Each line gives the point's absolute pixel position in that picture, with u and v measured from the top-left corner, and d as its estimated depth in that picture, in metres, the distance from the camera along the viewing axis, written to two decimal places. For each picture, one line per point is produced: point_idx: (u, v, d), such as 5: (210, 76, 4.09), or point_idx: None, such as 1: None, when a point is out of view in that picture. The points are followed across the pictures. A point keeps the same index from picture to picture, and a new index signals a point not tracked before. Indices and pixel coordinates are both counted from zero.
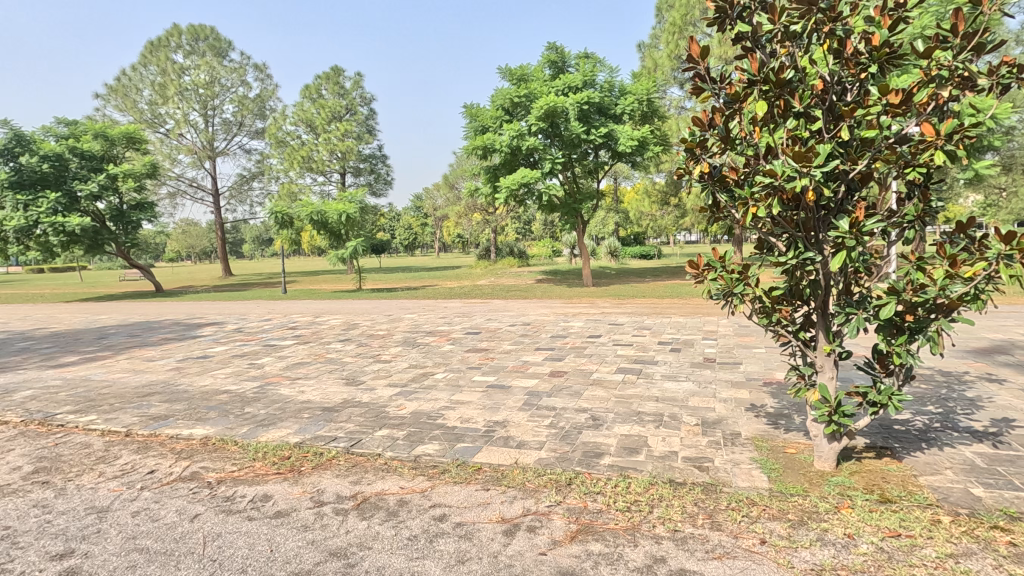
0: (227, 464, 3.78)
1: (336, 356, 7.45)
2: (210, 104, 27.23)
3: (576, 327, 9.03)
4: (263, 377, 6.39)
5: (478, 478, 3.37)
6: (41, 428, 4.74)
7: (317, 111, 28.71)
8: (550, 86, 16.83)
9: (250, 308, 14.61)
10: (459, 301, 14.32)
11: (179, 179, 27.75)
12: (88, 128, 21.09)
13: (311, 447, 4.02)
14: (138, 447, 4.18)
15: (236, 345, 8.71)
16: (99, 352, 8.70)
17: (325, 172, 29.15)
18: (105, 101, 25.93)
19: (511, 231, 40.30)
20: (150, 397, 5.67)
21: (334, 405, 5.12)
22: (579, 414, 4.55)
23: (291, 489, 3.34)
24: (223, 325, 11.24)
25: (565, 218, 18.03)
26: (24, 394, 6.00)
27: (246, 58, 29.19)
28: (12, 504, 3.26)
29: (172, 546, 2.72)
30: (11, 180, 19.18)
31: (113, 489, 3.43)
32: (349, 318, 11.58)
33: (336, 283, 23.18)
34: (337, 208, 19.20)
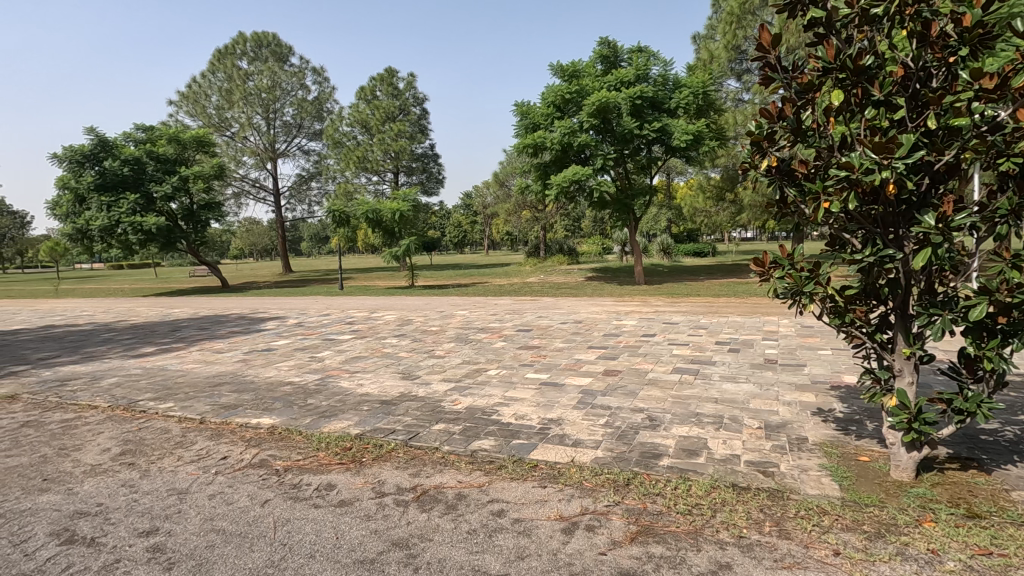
0: (293, 453, 3.94)
1: (392, 351, 7.64)
2: (272, 108, 28.44)
3: (629, 325, 8.89)
4: (324, 370, 6.64)
5: (535, 475, 3.37)
6: (126, 414, 5.10)
7: (372, 112, 29.54)
8: (602, 82, 16.65)
9: (309, 304, 15.19)
10: (509, 298, 14.38)
11: (243, 180, 29.16)
12: (163, 133, 22.51)
13: (371, 438, 4.14)
14: (212, 434, 4.42)
15: (297, 339, 9.08)
16: (173, 343, 9.27)
17: (380, 172, 29.90)
18: (178, 107, 27.60)
19: (560, 229, 40.14)
20: (220, 387, 5.99)
21: (391, 398, 5.25)
22: (635, 413, 4.48)
23: (353, 479, 3.44)
24: (285, 319, 11.75)
25: (617, 214, 17.79)
26: (110, 382, 6.48)
27: (305, 62, 30.32)
28: (103, 483, 3.52)
29: (246, 529, 2.86)
30: (96, 183, 20.73)
31: (190, 472, 3.65)
32: (403, 313, 11.87)
33: (390, 280, 23.79)
34: (392, 207, 19.69)
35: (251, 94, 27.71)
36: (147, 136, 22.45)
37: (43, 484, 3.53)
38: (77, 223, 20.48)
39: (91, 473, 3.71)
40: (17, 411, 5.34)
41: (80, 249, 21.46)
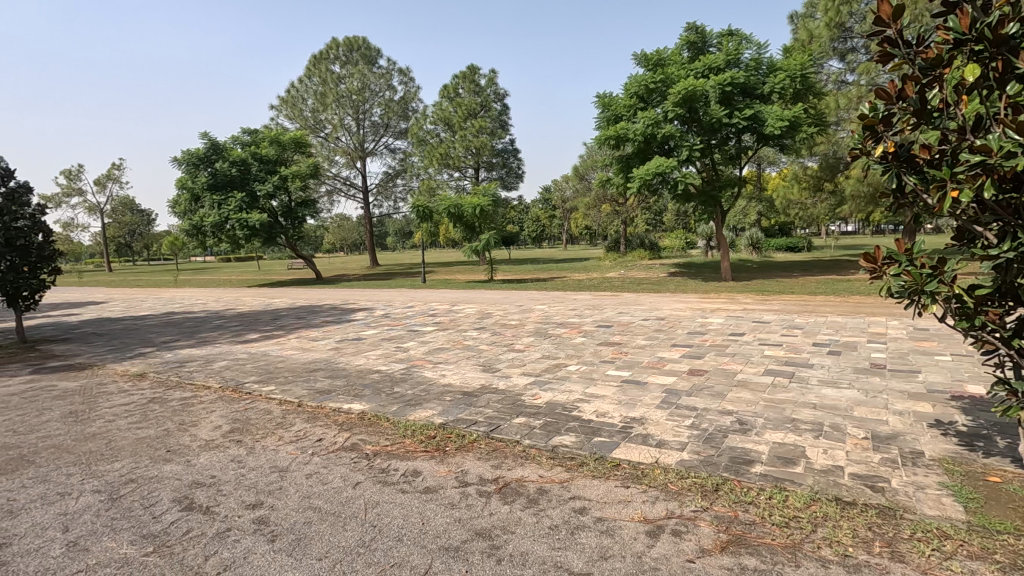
0: (382, 438, 4.12)
1: (472, 343, 7.78)
2: (361, 109, 29.87)
3: (716, 323, 8.49)
4: (409, 359, 6.89)
5: (617, 475, 3.30)
6: (235, 394, 5.58)
7: (454, 110, 30.20)
8: (689, 69, 15.98)
9: (394, 296, 15.82)
10: (589, 293, 14.23)
11: (335, 178, 30.86)
12: (265, 136, 24.29)
13: (454, 428, 4.23)
14: (308, 416, 4.73)
15: (383, 330, 9.49)
16: (274, 331, 10.01)
17: (461, 168, 30.50)
18: (279, 111, 29.66)
19: (640, 223, 39.13)
20: (315, 373, 6.38)
21: (473, 390, 5.35)
22: (723, 416, 4.26)
23: (438, 467, 3.54)
24: (373, 311, 12.32)
25: (702, 207, 17.03)
26: (221, 364, 7.11)
27: (392, 64, 31.51)
28: (215, 457, 3.85)
29: (339, 508, 3.03)
30: (209, 183, 22.77)
31: (289, 452, 3.91)
32: (483, 307, 12.07)
33: (470, 274, 24.25)
34: (472, 202, 20.03)
35: (343, 96, 29.21)
36: (252, 138, 24.33)
37: (167, 455, 3.92)
38: (193, 220, 22.59)
39: (205, 447, 4.08)
40: (146, 388, 5.98)
41: (195, 244, 23.65)
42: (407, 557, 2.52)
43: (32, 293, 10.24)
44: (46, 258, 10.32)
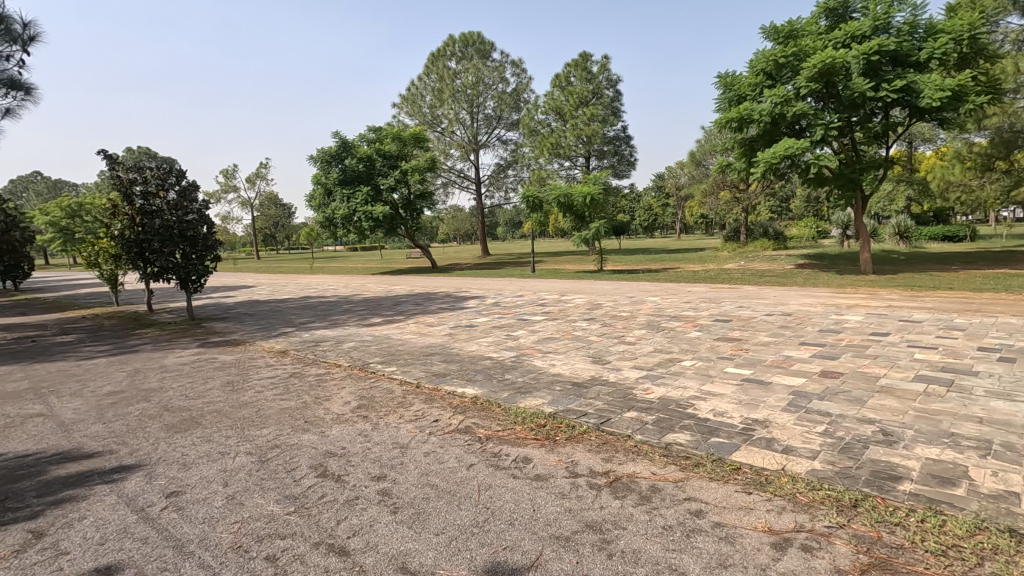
0: (494, 423, 4.24)
1: (582, 334, 7.73)
2: (475, 103, 30.73)
3: (853, 321, 7.66)
4: (519, 348, 7.00)
5: (738, 479, 3.10)
6: (361, 373, 6.04)
7: (566, 99, 29.98)
8: (827, 39, 14.43)
9: (505, 285, 16.16)
10: (705, 285, 13.50)
11: (450, 171, 32.10)
12: (388, 133, 25.88)
13: (564, 419, 4.23)
14: (425, 398, 4.99)
15: (494, 317, 9.75)
16: (395, 315, 10.70)
17: (571, 157, 30.31)
18: (400, 109, 31.41)
19: (764, 210, 36.31)
20: (431, 357, 6.71)
21: (582, 381, 5.32)
22: (863, 425, 3.83)
23: (547, 456, 3.56)
24: (484, 299, 12.69)
25: (838, 193, 15.36)
26: (349, 345, 7.74)
27: (506, 56, 31.93)
28: (346, 430, 4.21)
29: (455, 488, 3.16)
30: (340, 179, 24.78)
31: (409, 430, 4.15)
32: (593, 297, 11.94)
33: (580, 264, 24.08)
34: (582, 191, 19.79)
35: (458, 91, 30.21)
36: (377, 136, 26.06)
37: (305, 425, 4.36)
38: (326, 213, 24.72)
39: (337, 420, 4.47)
40: (287, 364, 6.68)
41: (328, 235, 25.85)
42: (518, 542, 2.57)
43: (200, 277, 11.79)
44: (210, 246, 11.84)
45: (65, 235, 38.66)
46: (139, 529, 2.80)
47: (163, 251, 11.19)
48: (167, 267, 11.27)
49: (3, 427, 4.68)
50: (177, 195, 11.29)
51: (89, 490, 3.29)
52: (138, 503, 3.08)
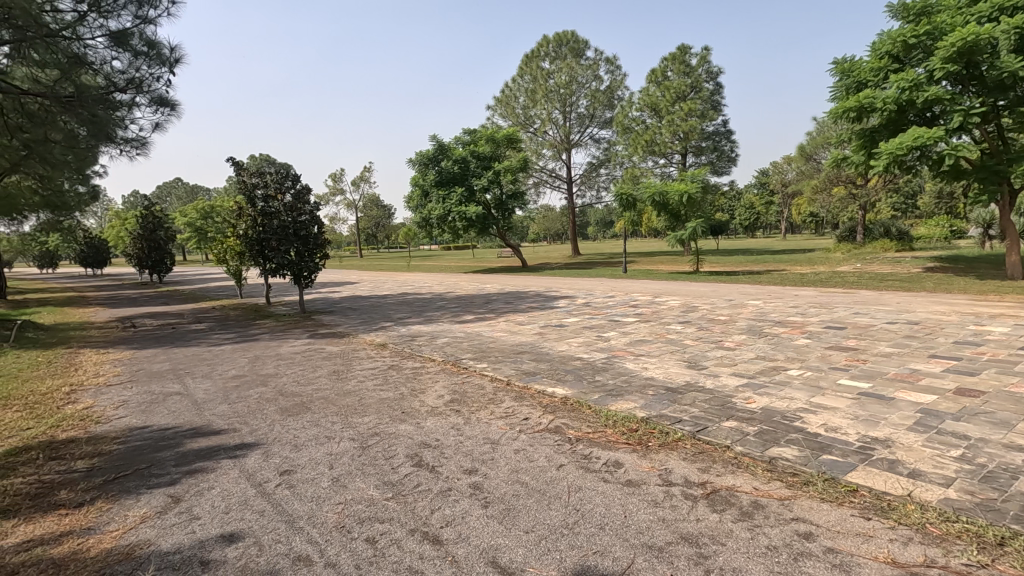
0: (584, 425, 4.19)
1: (677, 337, 7.44)
2: (568, 102, 30.62)
3: (997, 333, 6.73)
4: (611, 349, 6.88)
5: (854, 502, 2.83)
6: (453, 368, 6.23)
7: (662, 94, 29.00)
8: (967, 14, 12.81)
9: (596, 285, 15.97)
10: (814, 289, 12.50)
11: (542, 171, 32.22)
12: (483, 135, 26.55)
13: (658, 424, 4.10)
14: (516, 395, 5.04)
15: (585, 318, 9.66)
16: (486, 313, 10.92)
17: (667, 154, 29.31)
18: (495, 111, 32.05)
19: (885, 208, 32.95)
20: (521, 355, 6.77)
21: (676, 386, 5.12)
22: (1010, 452, 3.33)
23: (640, 462, 3.46)
24: (575, 299, 12.62)
25: (979, 187, 13.57)
26: (443, 340, 8.01)
27: (600, 53, 31.49)
28: (439, 423, 4.35)
29: (544, 487, 3.16)
30: (436, 180, 25.78)
31: (500, 426, 4.21)
32: (689, 300, 11.45)
33: (674, 265, 23.25)
34: (679, 189, 19.07)
35: (552, 91, 30.28)
36: (472, 138, 26.81)
37: (402, 416, 4.57)
38: (423, 213, 25.76)
39: (432, 412, 4.64)
40: (386, 356, 7.05)
41: (424, 236, 26.56)
42: (609, 547, 2.51)
43: (311, 273, 12.75)
44: (320, 245, 12.76)
45: (200, 234, 43.47)
46: (257, 502, 3.06)
47: (280, 249, 12.23)
48: (283, 264, 12.29)
49: (149, 402, 5.35)
50: (292, 198, 12.29)
51: (217, 463, 3.66)
52: (256, 478, 3.38)
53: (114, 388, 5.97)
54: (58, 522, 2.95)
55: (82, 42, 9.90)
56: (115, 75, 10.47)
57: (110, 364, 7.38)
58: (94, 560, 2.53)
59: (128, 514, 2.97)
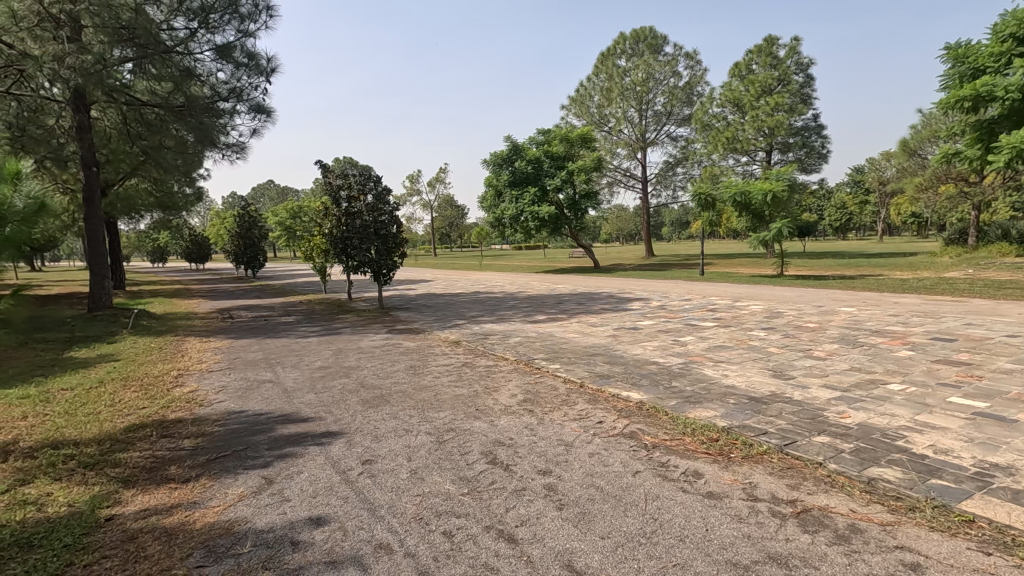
0: (661, 431, 4.06)
1: (760, 344, 7.06)
2: (644, 100, 29.92)
3: None
4: (688, 354, 6.63)
5: (970, 534, 2.55)
6: (526, 368, 6.26)
7: (746, 89, 27.67)
8: None
9: (671, 287, 15.52)
10: (917, 296, 11.45)
11: (616, 170, 31.67)
12: (556, 135, 26.50)
13: (741, 435, 3.90)
14: (589, 398, 4.98)
15: (660, 321, 9.39)
16: (558, 314, 10.88)
17: (750, 151, 27.90)
18: (568, 111, 31.84)
19: (1003, 207, 29.63)
20: (595, 358, 6.68)
21: (760, 396, 4.85)
22: None
23: (722, 473, 3.31)
24: (649, 301, 12.29)
25: None
26: (515, 340, 8.05)
27: (679, 48, 30.51)
28: (512, 422, 4.37)
29: (620, 493, 3.09)
30: (510, 181, 26.03)
31: (573, 429, 4.17)
32: (772, 305, 10.84)
33: (756, 267, 22.11)
34: (762, 188, 18.12)
35: (627, 89, 29.71)
36: (545, 138, 26.82)
37: (476, 413, 4.63)
38: (496, 213, 26.08)
39: (505, 411, 4.67)
40: (460, 354, 7.18)
41: (497, 235, 27.03)
42: (690, 560, 2.41)
43: (389, 271, 13.25)
44: (399, 243, 13.23)
45: (289, 233, 46.34)
46: (341, 488, 3.21)
47: (361, 247, 12.82)
48: (364, 262, 12.87)
49: (245, 388, 5.77)
50: (373, 198, 12.84)
51: (304, 449, 3.87)
52: (340, 466, 3.54)
53: (215, 375, 6.48)
54: (169, 494, 3.23)
55: (192, 56, 10.85)
56: (220, 86, 11.39)
57: (211, 352, 8.03)
58: (199, 533, 2.75)
59: (227, 493, 3.20)
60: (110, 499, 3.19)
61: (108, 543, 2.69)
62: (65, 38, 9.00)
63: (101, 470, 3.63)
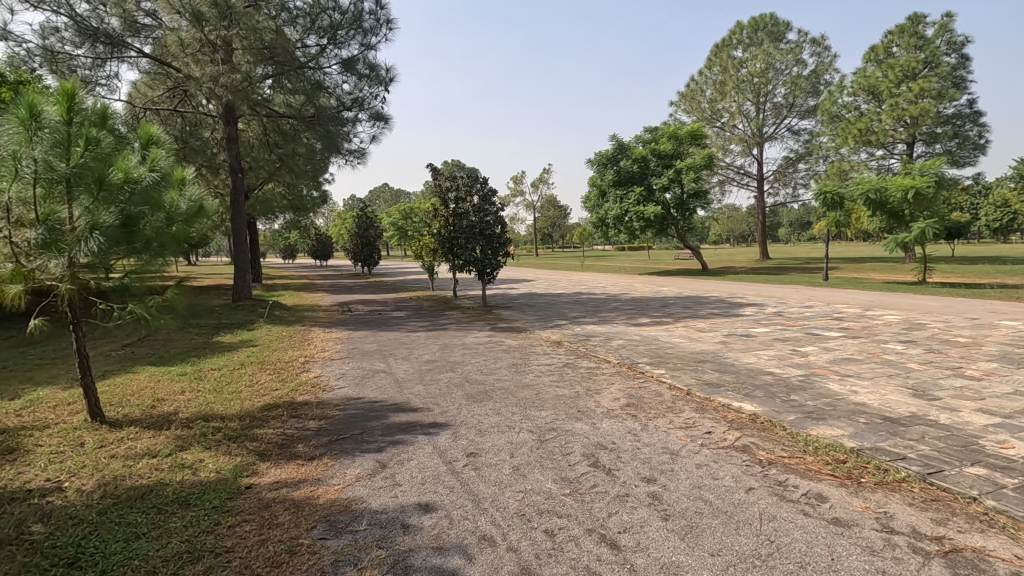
0: (778, 447, 3.78)
1: (896, 358, 6.31)
2: (763, 92, 28.01)
3: None
4: (809, 366, 6.11)
5: None
6: (629, 371, 6.11)
7: (884, 74, 24.88)
8: None
9: (789, 293, 14.39)
10: None
11: (728, 168, 29.97)
12: (665, 133, 25.56)
13: (873, 458, 3.51)
14: (697, 406, 4.75)
15: (776, 329, 8.73)
16: (663, 317, 10.51)
17: (887, 144, 25.04)
18: (677, 107, 30.61)
19: None
20: (703, 364, 6.36)
21: (897, 417, 4.33)
22: None
23: (850, 499, 3.00)
24: (765, 307, 11.46)
25: None
26: (618, 342, 7.89)
27: (805, 34, 28.19)
28: (615, 426, 4.28)
29: (732, 509, 2.91)
30: (614, 180, 25.56)
31: (679, 437, 4.00)
32: (912, 315, 9.66)
33: (891, 273, 19.85)
34: (902, 185, 16.18)
35: (744, 81, 27.96)
36: (653, 136, 26.03)
37: (578, 415, 4.59)
38: (600, 213, 25.75)
39: (608, 414, 4.60)
40: (563, 354, 7.16)
41: (600, 235, 26.66)
42: None
43: (493, 270, 13.56)
44: (503, 243, 13.51)
45: (401, 233, 49.11)
46: (447, 478, 3.34)
47: (467, 247, 13.27)
48: (469, 261, 13.30)
49: (362, 377, 6.20)
50: (480, 199, 13.26)
51: (414, 438, 4.07)
52: (446, 456, 3.68)
53: (336, 363, 7.04)
54: (297, 470, 3.56)
55: (321, 71, 11.85)
56: (344, 96, 12.36)
57: (333, 342, 8.73)
58: (322, 508, 2.99)
59: (346, 473, 3.46)
60: (250, 469, 3.58)
61: (248, 508, 3.02)
62: (219, 60, 10.16)
63: (242, 443, 4.08)
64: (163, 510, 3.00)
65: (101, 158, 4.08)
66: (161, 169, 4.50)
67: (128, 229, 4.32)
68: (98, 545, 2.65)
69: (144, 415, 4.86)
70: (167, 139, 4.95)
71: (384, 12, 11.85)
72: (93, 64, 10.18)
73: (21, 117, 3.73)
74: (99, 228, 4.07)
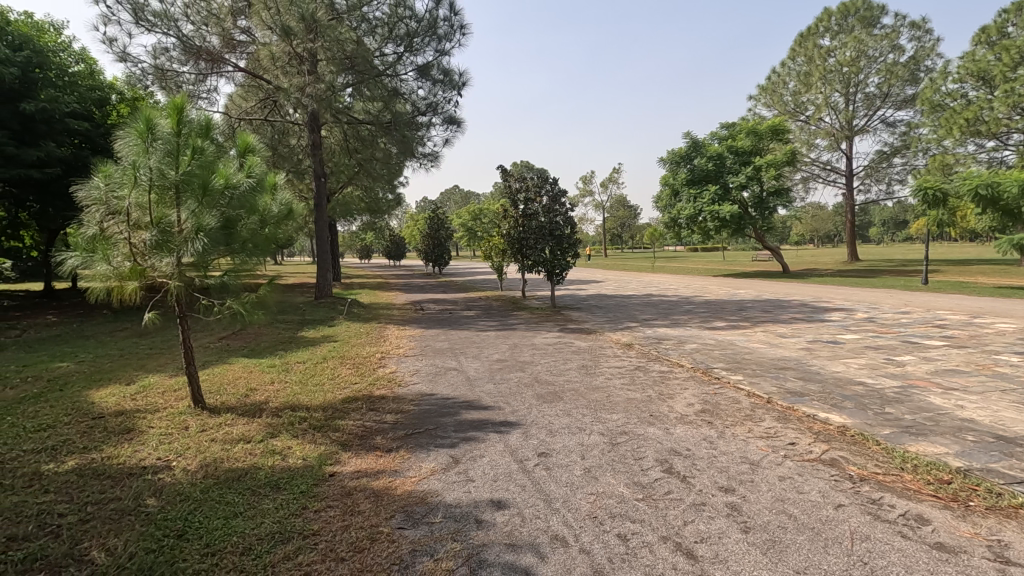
0: (870, 463, 3.52)
1: (1010, 372, 5.69)
2: (853, 82, 26.17)
3: None
4: (906, 377, 5.64)
5: None
6: (705, 376, 5.91)
7: (996, 57, 22.52)
8: None
9: (883, 297, 13.33)
10: None
11: (813, 164, 28.25)
12: (742, 128, 24.44)
13: (983, 481, 3.19)
14: (779, 415, 4.52)
15: (868, 336, 8.12)
16: (739, 320, 10.08)
17: (999, 135, 22.63)
18: (757, 101, 29.21)
19: None
20: (785, 371, 6.03)
21: (1011, 436, 3.91)
22: None
23: (955, 523, 2.75)
24: (854, 312, 10.70)
25: None
26: (692, 346, 7.64)
27: (902, 18, 26.07)
28: (690, 432, 4.15)
29: (819, 525, 2.75)
30: (688, 179, 24.80)
31: (760, 447, 3.82)
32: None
33: (1003, 277, 17.93)
34: (1018, 179, 14.54)
35: (832, 70, 26.24)
36: (729, 132, 24.97)
37: (650, 419, 4.50)
38: (672, 213, 25.05)
39: (681, 420, 4.47)
40: (633, 357, 7.03)
41: (672, 236, 25.93)
42: None
43: (562, 271, 13.48)
44: (572, 243, 13.42)
45: (471, 233, 50.03)
46: (519, 476, 3.37)
47: (536, 247, 13.28)
48: (538, 261, 13.32)
49: (434, 373, 6.39)
50: (549, 200, 13.27)
51: (486, 435, 4.14)
52: (517, 455, 3.71)
53: (410, 359, 7.28)
54: (376, 461, 3.72)
55: (398, 78, 12.27)
56: (420, 102, 12.78)
57: (406, 339, 9.04)
58: (400, 498, 3.12)
59: (422, 466, 3.57)
60: (333, 458, 3.78)
61: (331, 495, 3.20)
62: (306, 71, 10.68)
63: (326, 432, 4.32)
64: (257, 492, 3.24)
65: (205, 165, 4.45)
66: (257, 175, 4.87)
67: (227, 231, 4.68)
68: (202, 520, 2.90)
69: (239, 402, 5.26)
70: (261, 147, 5.29)
71: (458, 18, 12.10)
72: (196, 79, 11.14)
73: (140, 130, 4.20)
74: (203, 230, 4.42)
